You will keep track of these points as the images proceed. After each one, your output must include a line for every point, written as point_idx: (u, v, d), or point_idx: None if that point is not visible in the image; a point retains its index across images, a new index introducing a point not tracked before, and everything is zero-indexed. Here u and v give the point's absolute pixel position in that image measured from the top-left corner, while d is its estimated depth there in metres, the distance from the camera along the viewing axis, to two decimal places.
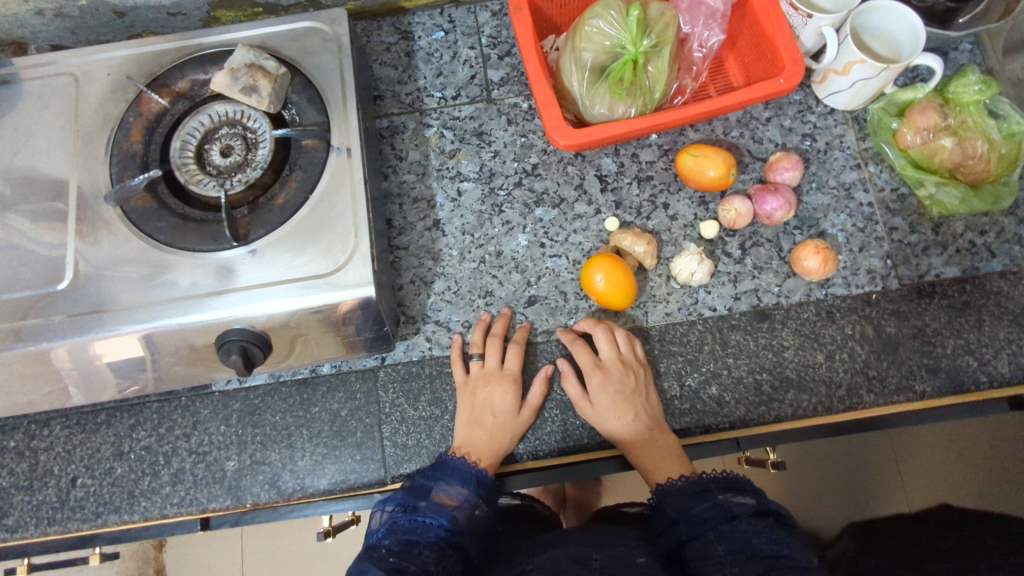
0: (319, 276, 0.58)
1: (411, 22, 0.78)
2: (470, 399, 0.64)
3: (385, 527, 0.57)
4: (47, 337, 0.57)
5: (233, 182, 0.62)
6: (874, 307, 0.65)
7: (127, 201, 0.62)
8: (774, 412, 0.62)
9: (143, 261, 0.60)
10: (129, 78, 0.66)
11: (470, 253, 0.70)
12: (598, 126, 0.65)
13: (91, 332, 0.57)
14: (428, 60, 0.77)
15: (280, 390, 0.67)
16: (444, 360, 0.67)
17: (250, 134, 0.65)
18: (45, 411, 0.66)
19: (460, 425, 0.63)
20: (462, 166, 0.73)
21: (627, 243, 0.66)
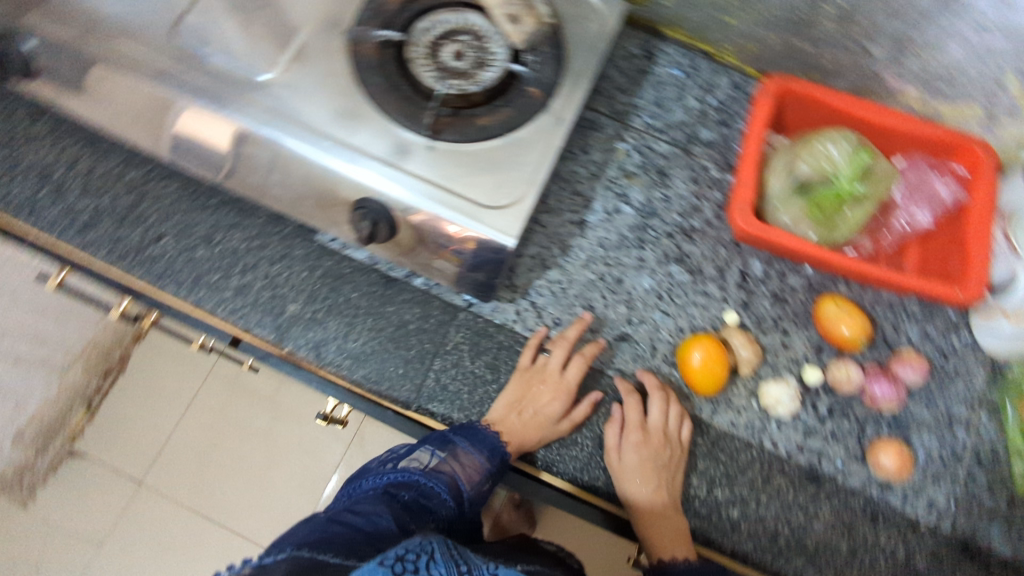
0: (477, 205, 0.59)
1: (659, 49, 0.80)
2: (522, 387, 0.65)
3: (404, 476, 0.62)
4: (220, 106, 0.59)
5: (447, 85, 0.64)
6: (916, 535, 0.64)
7: (361, 44, 0.64)
8: (776, 566, 0.62)
9: (337, 98, 0.62)
10: None
11: (594, 265, 0.70)
12: (777, 230, 0.65)
13: (259, 126, 0.59)
14: (656, 87, 0.78)
15: (369, 274, 0.68)
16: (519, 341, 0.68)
17: (484, 54, 0.66)
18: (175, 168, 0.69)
19: (503, 405, 0.65)
20: (631, 190, 0.74)
21: (737, 342, 0.66)
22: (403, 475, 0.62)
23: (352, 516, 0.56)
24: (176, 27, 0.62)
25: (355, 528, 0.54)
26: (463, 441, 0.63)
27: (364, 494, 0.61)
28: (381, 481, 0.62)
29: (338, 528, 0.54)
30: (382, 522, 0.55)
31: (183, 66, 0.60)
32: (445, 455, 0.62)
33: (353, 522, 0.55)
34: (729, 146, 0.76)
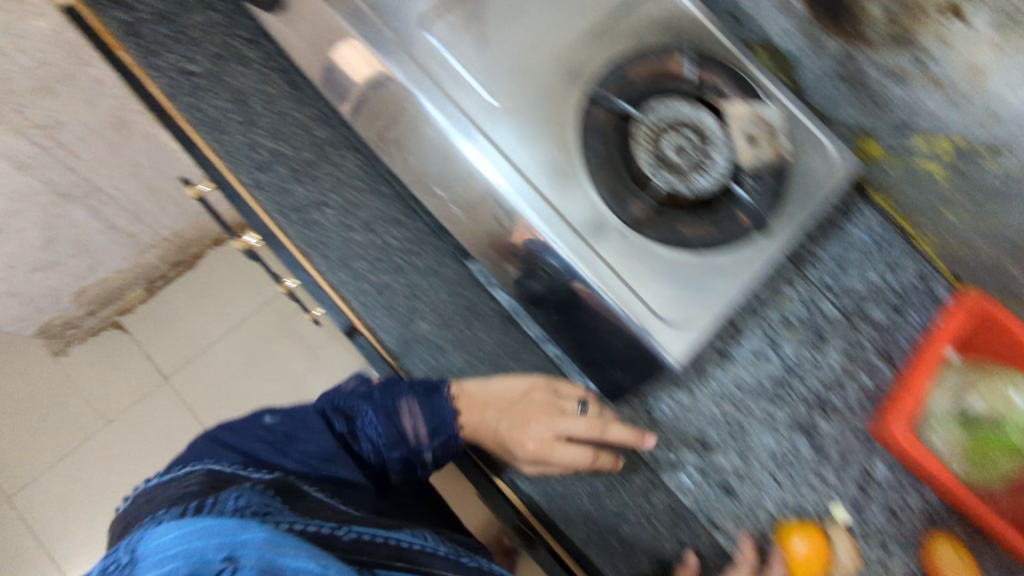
0: (650, 312, 0.57)
1: (857, 209, 0.75)
2: (523, 402, 0.61)
3: (359, 412, 0.60)
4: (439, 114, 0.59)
5: (661, 178, 0.60)
6: None
7: (596, 111, 0.62)
8: None
9: (554, 153, 0.60)
10: (682, 34, 0.65)
11: (723, 402, 0.67)
12: (925, 451, 0.62)
13: (465, 146, 0.58)
14: (841, 245, 0.74)
15: (502, 322, 0.65)
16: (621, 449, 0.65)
17: (705, 158, 0.61)
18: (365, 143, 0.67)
19: (488, 396, 0.61)
20: (785, 340, 0.70)
21: (841, 543, 0.62)
22: (356, 403, 0.61)
23: (289, 438, 0.59)
24: (431, 21, 0.61)
25: (291, 459, 0.58)
26: (419, 403, 0.60)
27: (321, 409, 0.61)
28: (342, 402, 0.61)
29: (278, 452, 0.58)
30: (314, 456, 0.58)
31: (421, 58, 0.60)
32: (397, 414, 0.59)
33: (281, 444, 0.58)
34: (896, 334, 0.70)
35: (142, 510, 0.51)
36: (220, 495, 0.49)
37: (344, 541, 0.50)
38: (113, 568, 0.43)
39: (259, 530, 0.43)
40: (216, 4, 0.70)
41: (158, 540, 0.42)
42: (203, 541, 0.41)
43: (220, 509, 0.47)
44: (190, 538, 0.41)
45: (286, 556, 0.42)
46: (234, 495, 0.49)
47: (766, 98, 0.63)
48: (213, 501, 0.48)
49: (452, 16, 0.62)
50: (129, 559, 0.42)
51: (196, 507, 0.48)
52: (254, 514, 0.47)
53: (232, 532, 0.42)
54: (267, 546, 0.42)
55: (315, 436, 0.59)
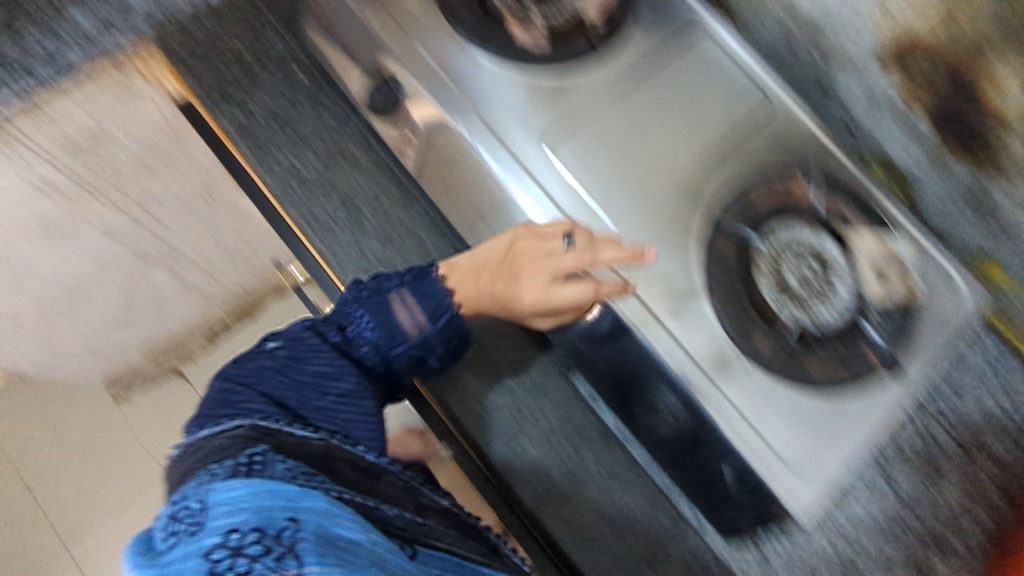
0: (775, 458, 0.55)
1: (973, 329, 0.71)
2: (511, 259, 0.59)
3: (353, 314, 0.59)
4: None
5: (786, 312, 0.59)
6: None
7: (720, 240, 0.61)
8: None
9: (680, 285, 0.59)
10: (805, 156, 0.62)
11: (833, 536, 0.64)
12: None
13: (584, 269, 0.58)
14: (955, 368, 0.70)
15: (608, 441, 0.63)
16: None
17: (830, 290, 0.60)
18: None
19: (475, 263, 0.61)
20: (896, 470, 0.67)
21: None
22: (362, 340, 0.59)
23: (303, 379, 0.57)
24: (552, 140, 0.63)
25: (293, 372, 0.57)
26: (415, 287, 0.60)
27: (314, 328, 0.60)
28: (335, 306, 0.60)
29: (292, 386, 0.56)
30: (332, 391, 0.57)
31: (541, 179, 0.62)
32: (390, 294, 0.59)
33: (313, 400, 0.56)
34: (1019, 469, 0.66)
35: (185, 462, 0.49)
36: (267, 452, 0.49)
37: (386, 516, 0.51)
38: (175, 518, 0.44)
39: (321, 498, 0.45)
40: (329, 107, 0.70)
41: (227, 493, 0.43)
42: (271, 502, 0.43)
43: (274, 465, 0.47)
44: (259, 497, 0.43)
45: (343, 526, 0.44)
46: (283, 455, 0.49)
47: (896, 227, 0.61)
48: (263, 458, 0.48)
49: (571, 134, 0.63)
50: (197, 508, 0.44)
51: (244, 462, 0.47)
52: (304, 475, 0.48)
53: (296, 498, 0.44)
54: (326, 513, 0.44)
55: (316, 344, 0.58)
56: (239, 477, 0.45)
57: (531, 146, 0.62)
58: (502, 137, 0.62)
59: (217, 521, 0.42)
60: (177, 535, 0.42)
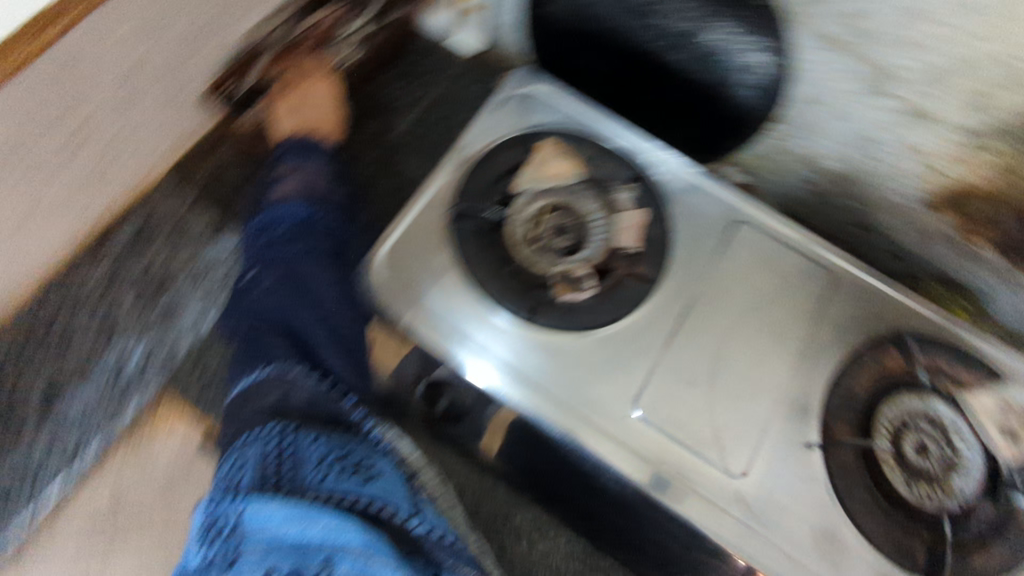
0: None
1: None
2: (286, 82, 0.80)
3: (305, 219, 0.70)
4: (674, 499, 0.53)
5: (920, 495, 0.55)
6: None
7: (837, 446, 0.57)
8: None
9: (814, 514, 0.55)
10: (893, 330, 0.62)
11: None
12: None
13: (680, 507, 0.53)
14: None
15: None
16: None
17: (959, 457, 0.56)
18: (580, 523, 0.64)
19: (302, 121, 0.82)
20: None
21: None
22: (321, 237, 0.69)
23: (297, 288, 0.64)
24: (642, 399, 0.56)
25: (296, 292, 0.64)
26: (310, 157, 0.78)
27: (274, 239, 0.68)
28: (284, 220, 0.70)
29: (303, 305, 0.63)
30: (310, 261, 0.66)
31: (638, 447, 0.54)
32: (312, 197, 0.73)
33: (303, 288, 0.64)
34: None
35: (244, 416, 0.58)
36: (298, 433, 0.57)
37: (410, 530, 0.55)
38: (216, 533, 0.51)
39: (357, 528, 0.51)
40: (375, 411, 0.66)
41: (263, 518, 0.50)
42: (306, 538, 0.50)
43: (304, 468, 0.54)
44: (296, 526, 0.50)
45: (377, 565, 0.49)
46: (315, 436, 0.57)
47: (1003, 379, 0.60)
48: (294, 444, 0.56)
49: (656, 383, 0.56)
50: (229, 530, 0.51)
51: (276, 449, 0.55)
52: (334, 459, 0.56)
53: (336, 531, 0.50)
54: (360, 553, 0.50)
55: (293, 249, 0.66)
56: (276, 495, 0.52)
57: (620, 416, 0.55)
58: (582, 411, 0.55)
59: (253, 558, 0.48)
60: (213, 561, 0.50)
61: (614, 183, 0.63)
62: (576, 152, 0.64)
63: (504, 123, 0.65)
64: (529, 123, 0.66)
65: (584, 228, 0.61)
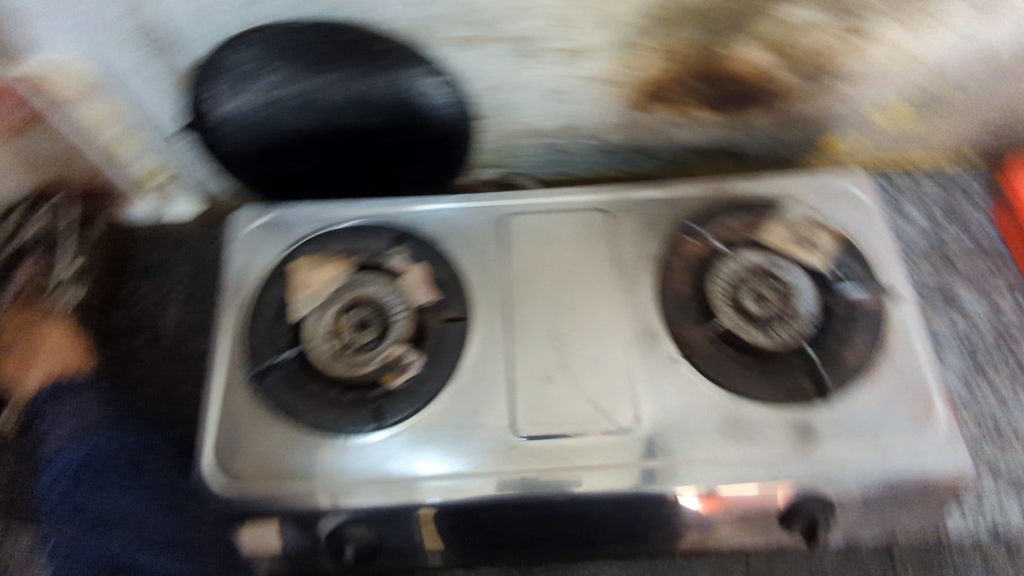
0: (919, 443, 0.57)
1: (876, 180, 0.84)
2: (21, 330, 0.74)
3: (83, 459, 0.69)
4: (604, 483, 0.54)
5: (780, 334, 0.61)
6: None
7: (692, 345, 0.60)
8: None
9: (711, 412, 0.58)
10: (674, 221, 0.67)
11: (966, 424, 0.71)
12: None
13: (656, 486, 0.54)
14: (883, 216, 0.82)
15: (783, 557, 0.65)
16: (986, 557, 0.65)
17: (783, 286, 0.63)
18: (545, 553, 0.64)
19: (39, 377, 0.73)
20: (939, 331, 0.76)
21: None
22: (113, 465, 0.70)
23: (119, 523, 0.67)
24: (518, 421, 0.57)
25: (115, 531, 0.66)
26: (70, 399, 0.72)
27: (64, 491, 0.67)
28: (62, 470, 0.68)
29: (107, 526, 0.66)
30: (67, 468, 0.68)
31: (541, 463, 0.55)
32: (89, 428, 0.71)
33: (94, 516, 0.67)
34: (985, 242, 0.81)
35: None
36: None
37: None
38: None
39: None
40: None
41: None
42: None
43: None
44: None
45: None
46: None
47: (774, 206, 0.68)
48: None
49: (521, 398, 0.57)
50: None
51: None
52: None
53: None
54: None
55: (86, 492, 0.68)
56: None
57: (508, 448, 0.55)
58: (473, 466, 0.55)
59: None
60: None
61: (383, 255, 0.63)
62: (332, 250, 0.64)
63: (252, 268, 0.64)
64: (275, 253, 0.65)
65: (380, 310, 0.60)
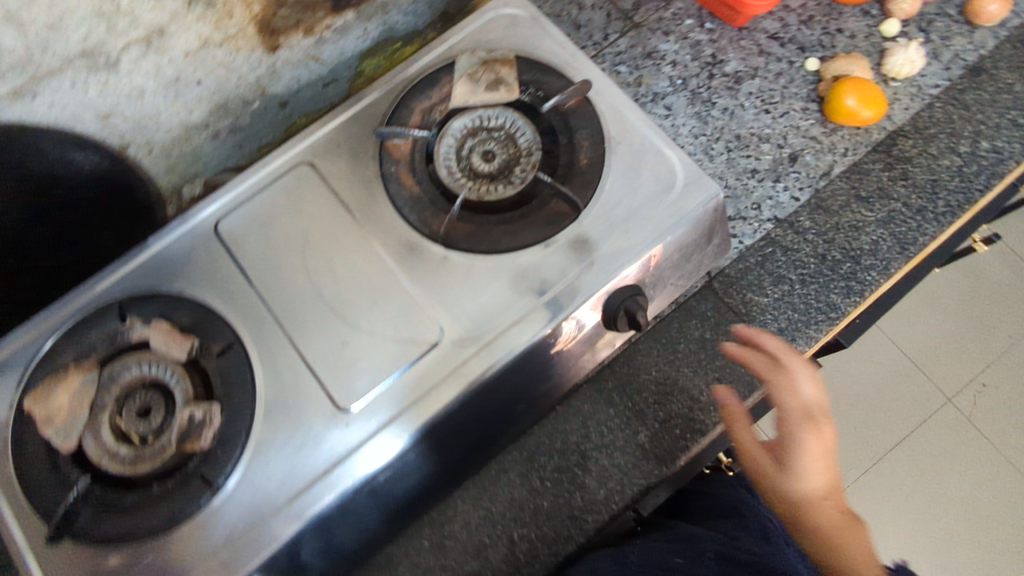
0: (671, 195, 0.61)
1: None
2: None
3: None
4: (458, 388, 0.55)
5: (519, 176, 0.63)
6: (1010, 36, 0.81)
7: (452, 232, 0.61)
8: (1003, 139, 0.76)
9: (500, 277, 0.59)
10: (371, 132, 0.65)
11: (714, 149, 0.77)
12: None
13: (568, 311, 0.57)
14: (562, 17, 0.84)
15: (639, 349, 0.70)
16: (778, 243, 0.73)
17: (498, 133, 0.64)
18: (449, 484, 0.63)
19: None
20: (655, 87, 0.80)
21: (841, 67, 0.77)
22: None
23: None
24: (338, 400, 0.55)
25: None
26: None
27: None
28: None
29: None
30: None
31: (387, 414, 0.55)
32: None
33: None
34: None
35: None
36: None
37: None
38: None
39: None
40: None
41: None
42: None
43: None
44: None
45: None
46: None
47: (451, 66, 0.67)
48: None
49: (329, 377, 0.56)
50: None
51: None
52: None
53: None
54: None
55: None
56: None
57: (348, 424, 0.55)
58: (337, 457, 0.54)
59: None
60: None
61: (119, 336, 0.58)
62: (64, 363, 0.57)
63: None
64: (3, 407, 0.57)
65: (150, 390, 0.55)
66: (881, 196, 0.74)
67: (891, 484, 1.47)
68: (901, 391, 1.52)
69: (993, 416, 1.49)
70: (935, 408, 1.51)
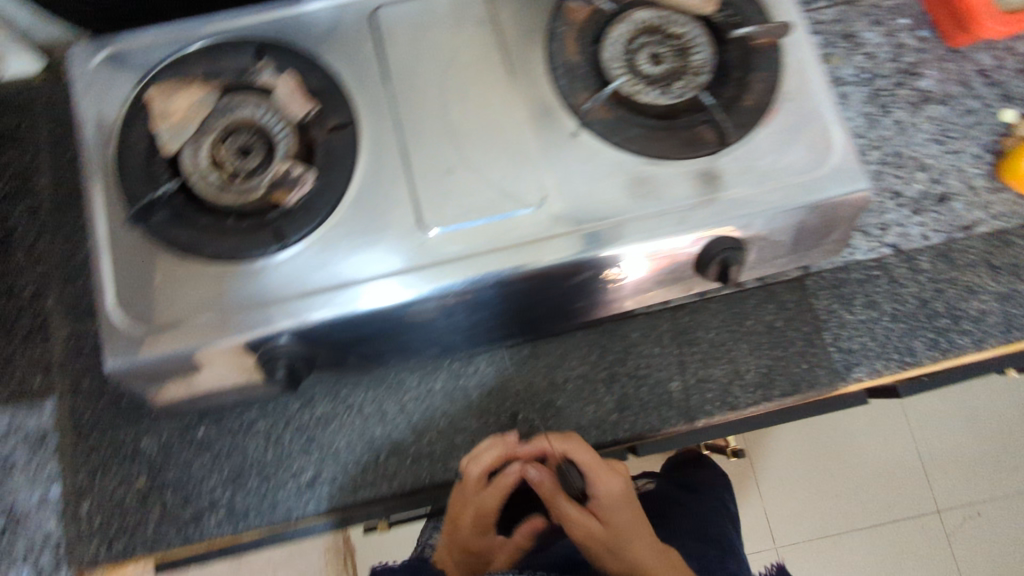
0: (812, 172, 0.58)
1: None
2: None
3: None
4: (527, 258, 0.54)
5: (679, 90, 0.59)
6: None
7: (590, 113, 0.59)
8: None
9: (615, 175, 0.57)
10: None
11: (868, 155, 0.73)
12: None
13: (608, 248, 0.55)
14: None
15: (708, 308, 0.69)
16: (887, 270, 0.70)
17: (677, 40, 0.61)
18: (484, 343, 0.65)
19: None
20: (839, 70, 0.75)
21: None
22: None
23: None
24: (422, 217, 0.55)
25: None
26: None
27: None
28: None
29: None
30: None
31: (453, 253, 0.55)
32: None
33: None
34: None
35: None
36: None
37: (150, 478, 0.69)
38: None
39: None
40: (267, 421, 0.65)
41: None
42: None
43: None
44: None
45: None
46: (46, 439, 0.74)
47: None
48: None
49: (423, 195, 0.56)
50: None
51: None
52: None
53: None
54: None
55: None
56: None
57: (419, 244, 0.55)
58: (387, 271, 0.54)
59: None
60: None
61: (250, 72, 0.59)
62: (193, 75, 0.59)
63: (106, 108, 0.59)
64: (125, 94, 0.59)
65: (259, 130, 0.57)
66: (1011, 272, 0.69)
67: (846, 557, 1.47)
68: (902, 482, 1.48)
69: (975, 544, 1.46)
70: (924, 512, 1.48)
